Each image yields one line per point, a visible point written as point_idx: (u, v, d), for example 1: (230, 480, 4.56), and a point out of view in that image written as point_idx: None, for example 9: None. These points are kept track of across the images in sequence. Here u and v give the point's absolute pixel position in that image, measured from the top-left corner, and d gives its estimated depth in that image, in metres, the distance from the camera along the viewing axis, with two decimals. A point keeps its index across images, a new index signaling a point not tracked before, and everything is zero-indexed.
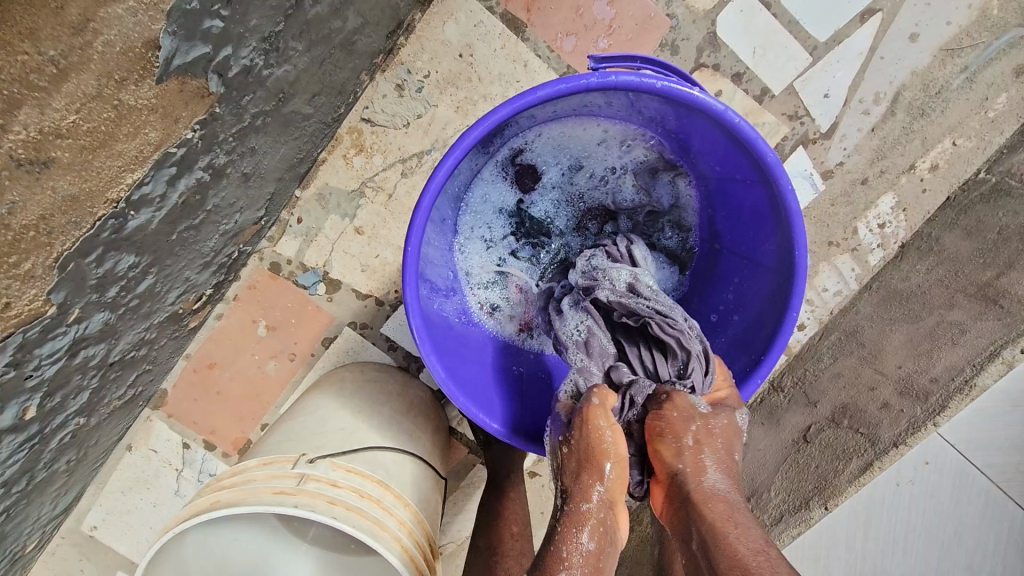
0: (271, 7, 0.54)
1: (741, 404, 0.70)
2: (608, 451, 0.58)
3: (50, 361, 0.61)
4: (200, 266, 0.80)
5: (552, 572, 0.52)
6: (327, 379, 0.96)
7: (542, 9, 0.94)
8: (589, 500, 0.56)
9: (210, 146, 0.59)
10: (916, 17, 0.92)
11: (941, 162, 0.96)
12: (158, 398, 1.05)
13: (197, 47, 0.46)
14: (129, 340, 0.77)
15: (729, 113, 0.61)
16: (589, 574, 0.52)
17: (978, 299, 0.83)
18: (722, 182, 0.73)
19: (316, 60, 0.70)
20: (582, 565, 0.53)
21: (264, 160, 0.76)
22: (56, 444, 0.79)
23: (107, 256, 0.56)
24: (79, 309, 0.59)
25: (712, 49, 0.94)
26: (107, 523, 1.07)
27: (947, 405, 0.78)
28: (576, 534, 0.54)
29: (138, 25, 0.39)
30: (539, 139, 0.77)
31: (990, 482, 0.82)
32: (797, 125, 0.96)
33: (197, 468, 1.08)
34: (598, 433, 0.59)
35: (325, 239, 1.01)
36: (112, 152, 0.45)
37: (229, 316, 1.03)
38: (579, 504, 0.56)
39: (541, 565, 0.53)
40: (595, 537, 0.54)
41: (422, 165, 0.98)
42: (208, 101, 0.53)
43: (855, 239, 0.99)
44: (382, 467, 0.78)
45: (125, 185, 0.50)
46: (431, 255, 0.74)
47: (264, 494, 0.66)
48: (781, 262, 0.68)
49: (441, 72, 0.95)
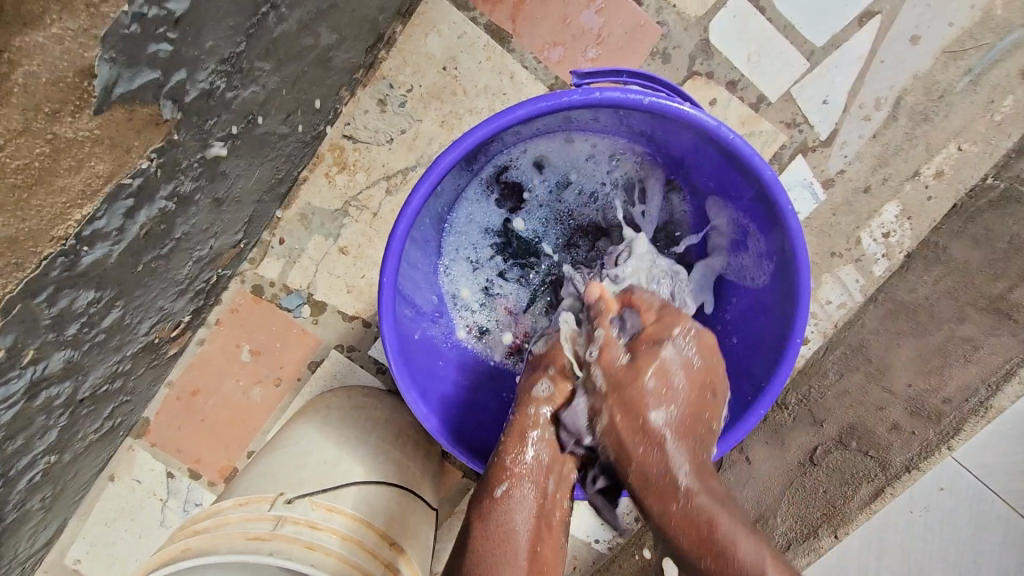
0: (230, 27, 0.50)
1: (731, 444, 0.65)
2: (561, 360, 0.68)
3: (5, 405, 0.57)
4: (174, 294, 0.77)
5: (494, 482, 0.62)
6: (313, 406, 0.93)
7: (527, 18, 0.90)
8: (532, 419, 0.65)
9: (172, 174, 0.56)
10: (917, 19, 0.89)
11: (947, 168, 0.92)
12: (140, 427, 1.02)
13: (143, 73, 0.43)
14: (100, 375, 0.74)
15: (722, 128, 0.58)
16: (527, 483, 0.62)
17: (990, 312, 0.79)
18: (717, 199, 0.70)
19: (288, 79, 0.67)
20: (522, 475, 0.63)
21: (238, 183, 0.72)
22: (25, 484, 0.75)
23: (62, 293, 0.53)
24: (35, 349, 0.55)
25: (706, 56, 0.91)
26: (90, 557, 1.04)
27: (962, 427, 0.74)
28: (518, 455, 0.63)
29: (67, 52, 0.36)
30: (524, 155, 0.73)
31: (1011, 510, 0.79)
32: (796, 133, 0.93)
33: (183, 498, 1.04)
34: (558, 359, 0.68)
35: (309, 260, 0.97)
36: (53, 188, 0.42)
37: (211, 341, 1.00)
38: (520, 422, 0.65)
39: (486, 476, 0.63)
40: (536, 454, 0.64)
41: (406, 182, 0.94)
42: (163, 128, 0.50)
43: (858, 249, 0.95)
44: (367, 503, 0.75)
45: (74, 221, 0.47)
46: (412, 280, 0.71)
47: (238, 540, 0.63)
48: (783, 284, 0.64)
49: (425, 86, 0.91)
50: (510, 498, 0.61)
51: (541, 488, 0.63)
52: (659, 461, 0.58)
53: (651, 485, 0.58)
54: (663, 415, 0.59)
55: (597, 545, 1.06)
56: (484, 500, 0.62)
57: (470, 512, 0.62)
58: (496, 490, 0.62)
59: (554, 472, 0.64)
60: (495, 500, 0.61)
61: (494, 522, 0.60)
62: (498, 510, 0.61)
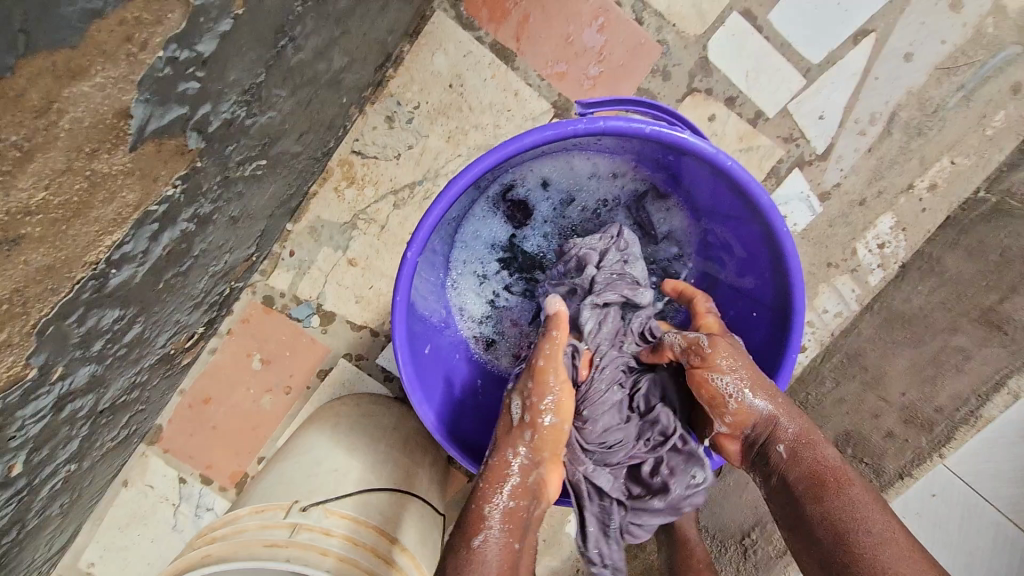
0: (251, 61, 0.53)
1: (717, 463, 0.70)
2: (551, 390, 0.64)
3: (34, 420, 0.60)
4: (190, 308, 0.80)
5: (472, 532, 0.57)
6: (323, 414, 0.95)
7: (531, 37, 0.93)
8: (510, 460, 0.62)
9: (194, 198, 0.59)
10: (911, 37, 0.91)
11: (940, 181, 0.94)
12: (153, 434, 1.04)
13: (173, 109, 0.46)
14: (119, 387, 0.76)
15: (721, 155, 0.60)
16: (506, 533, 0.58)
17: (981, 324, 0.82)
18: (714, 217, 0.72)
19: (302, 103, 0.69)
20: (500, 522, 0.58)
21: (253, 201, 0.74)
22: (46, 492, 0.78)
23: (90, 313, 0.55)
24: (63, 366, 0.58)
25: (705, 74, 0.93)
26: (105, 560, 1.06)
27: (954, 436, 0.79)
28: (495, 500, 0.59)
29: (107, 98, 0.38)
30: (528, 175, 0.76)
31: (1003, 516, 0.80)
32: (793, 147, 0.95)
33: (195, 503, 1.06)
34: (542, 400, 0.64)
35: (318, 271, 1.00)
36: (88, 219, 0.44)
37: (223, 350, 1.02)
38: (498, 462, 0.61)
39: (462, 522, 0.59)
40: (513, 498, 0.60)
41: (413, 196, 0.97)
42: (188, 157, 0.52)
43: (854, 259, 0.97)
44: (378, 509, 0.77)
45: (104, 247, 0.49)
46: (422, 296, 0.73)
47: (255, 547, 0.66)
48: (779, 300, 0.67)
49: (431, 103, 0.94)
50: (486, 548, 0.56)
51: (519, 536, 0.58)
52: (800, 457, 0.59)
53: (813, 477, 0.57)
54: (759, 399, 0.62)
55: None
56: (460, 551, 0.56)
57: (442, 564, 0.56)
58: (474, 538, 0.57)
59: (530, 521, 0.60)
60: (472, 551, 0.56)
61: (469, 575, 0.54)
62: (475, 562, 0.55)
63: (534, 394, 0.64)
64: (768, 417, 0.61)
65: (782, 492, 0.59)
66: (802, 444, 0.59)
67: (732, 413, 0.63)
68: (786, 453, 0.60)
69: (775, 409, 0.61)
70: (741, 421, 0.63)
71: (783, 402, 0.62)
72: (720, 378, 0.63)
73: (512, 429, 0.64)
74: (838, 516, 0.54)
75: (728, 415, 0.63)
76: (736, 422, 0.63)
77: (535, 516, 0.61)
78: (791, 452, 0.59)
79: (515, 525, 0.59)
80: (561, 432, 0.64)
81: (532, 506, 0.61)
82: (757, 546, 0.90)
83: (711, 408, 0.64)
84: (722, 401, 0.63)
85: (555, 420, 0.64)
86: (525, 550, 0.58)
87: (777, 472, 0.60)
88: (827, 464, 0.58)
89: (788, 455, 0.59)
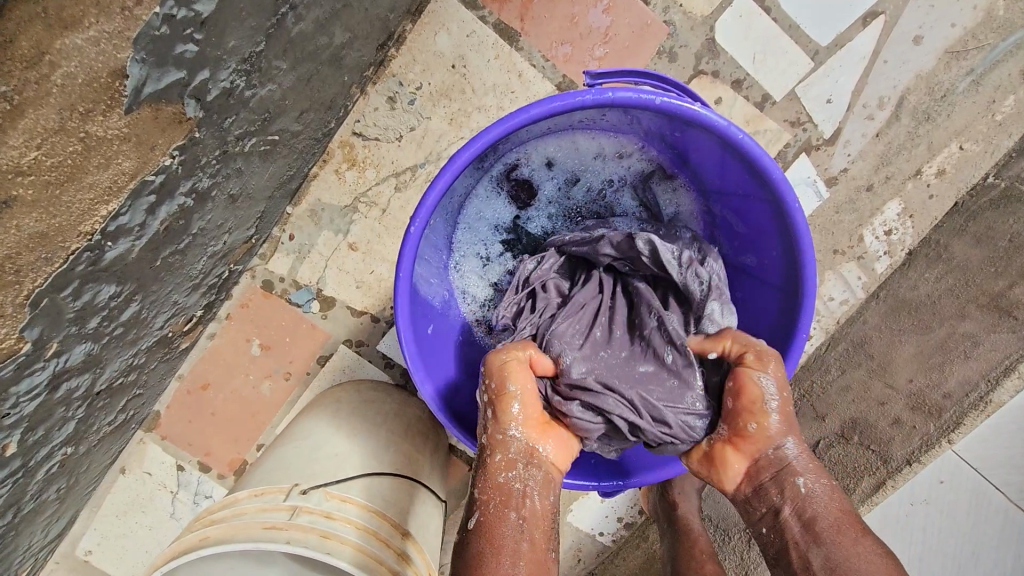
0: (250, 28, 0.51)
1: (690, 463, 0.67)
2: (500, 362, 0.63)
3: (28, 397, 0.59)
4: (188, 289, 0.78)
5: (468, 515, 0.59)
6: (323, 400, 0.94)
7: (536, 17, 0.91)
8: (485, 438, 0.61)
9: (192, 171, 0.57)
10: (921, 19, 0.90)
11: (948, 167, 0.93)
12: (150, 420, 1.03)
13: (170, 73, 0.44)
14: (116, 368, 0.75)
15: (732, 128, 0.59)
16: (496, 506, 0.58)
17: (991, 310, 0.82)
18: (722, 196, 0.71)
19: (303, 78, 0.68)
20: (491, 497, 0.59)
21: (253, 179, 0.73)
22: (42, 475, 0.77)
23: (85, 288, 0.54)
24: (58, 342, 0.57)
25: (711, 55, 0.92)
26: (102, 547, 1.05)
27: (963, 420, 0.78)
28: (482, 478, 0.60)
29: (101, 54, 0.37)
30: (533, 154, 0.74)
31: (1011, 503, 0.80)
32: (800, 132, 0.94)
33: (193, 490, 1.05)
34: (500, 378, 0.62)
35: (318, 256, 0.99)
36: (82, 185, 0.43)
37: (222, 335, 1.01)
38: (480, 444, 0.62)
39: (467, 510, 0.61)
40: (502, 469, 0.60)
41: (415, 179, 0.95)
42: (186, 126, 0.51)
43: (861, 246, 0.96)
44: (378, 495, 0.76)
45: (100, 217, 0.48)
46: (424, 275, 0.72)
47: (255, 529, 0.65)
48: (789, 281, 0.65)
49: (434, 84, 0.92)
50: (482, 525, 0.57)
51: (518, 503, 0.58)
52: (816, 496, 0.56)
53: (829, 518, 0.55)
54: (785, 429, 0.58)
55: (601, 538, 1.08)
56: (463, 534, 0.59)
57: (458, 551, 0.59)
58: (471, 522, 0.58)
59: (528, 485, 0.59)
60: (471, 531, 0.58)
61: (470, 553, 0.56)
62: (475, 541, 0.57)
63: (492, 375, 0.62)
64: (793, 448, 0.58)
65: (791, 526, 0.56)
66: (820, 484, 0.57)
67: (759, 430, 0.58)
68: (805, 488, 0.56)
69: (796, 444, 0.58)
70: (765, 441, 0.58)
71: (803, 443, 0.59)
72: (764, 380, 0.59)
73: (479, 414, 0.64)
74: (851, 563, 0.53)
75: (754, 424, 0.58)
76: (757, 436, 0.58)
77: (537, 479, 0.60)
78: (810, 489, 0.57)
79: (509, 494, 0.59)
80: (526, 396, 0.62)
81: (526, 471, 0.60)
82: None
83: (741, 413, 0.59)
84: (760, 406, 0.58)
85: (518, 395, 0.61)
86: (530, 515, 0.58)
87: (790, 505, 0.57)
88: (842, 513, 0.56)
89: (806, 491, 0.56)
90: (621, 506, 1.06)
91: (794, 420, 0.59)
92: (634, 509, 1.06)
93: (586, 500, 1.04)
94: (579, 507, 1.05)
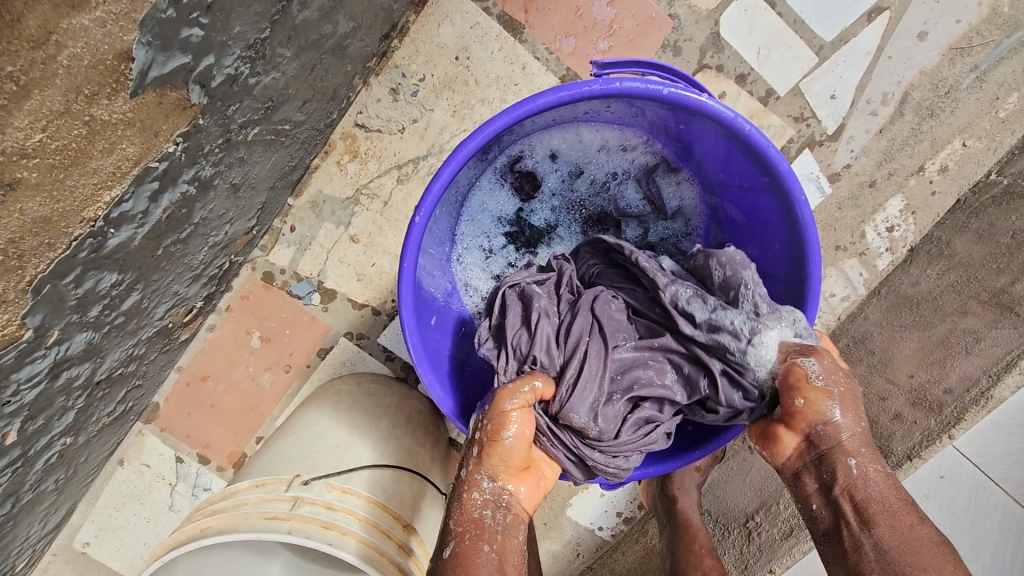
0: (255, 14, 0.51)
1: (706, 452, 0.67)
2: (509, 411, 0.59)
3: (29, 385, 0.58)
4: (189, 279, 0.78)
5: (442, 543, 0.57)
6: (323, 392, 0.94)
7: (540, 10, 0.91)
8: (471, 470, 0.60)
9: (194, 159, 0.57)
10: (925, 15, 0.89)
11: (951, 164, 0.93)
12: (150, 412, 1.03)
13: (176, 58, 0.44)
14: (116, 358, 0.75)
15: (739, 120, 0.59)
16: (471, 539, 0.56)
17: (992, 306, 0.82)
18: (727, 190, 0.71)
19: (307, 66, 0.67)
20: (467, 530, 0.57)
21: (255, 169, 0.73)
22: (41, 465, 0.76)
23: (87, 275, 0.54)
24: (59, 330, 0.56)
25: (716, 50, 0.91)
26: (100, 539, 1.05)
27: (965, 416, 0.79)
28: (461, 509, 0.58)
29: (108, 36, 0.37)
30: (537, 145, 0.74)
31: (1010, 498, 0.81)
32: (804, 127, 0.94)
33: (192, 483, 1.05)
34: (497, 418, 0.59)
35: (319, 248, 0.98)
36: (86, 169, 0.43)
37: (222, 327, 1.00)
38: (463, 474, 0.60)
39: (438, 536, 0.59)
40: (482, 508, 0.58)
41: (417, 171, 0.95)
42: (190, 112, 0.51)
43: (863, 242, 0.96)
44: (381, 486, 0.76)
45: (103, 203, 0.47)
46: (428, 266, 0.72)
47: (256, 519, 0.65)
48: (795, 275, 0.65)
49: (437, 76, 0.92)
50: (455, 558, 0.56)
51: (491, 540, 0.57)
52: (870, 478, 0.55)
53: (882, 501, 0.54)
54: (841, 412, 0.56)
55: (601, 532, 1.08)
56: (434, 561, 0.57)
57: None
58: (444, 551, 0.57)
59: (503, 528, 0.58)
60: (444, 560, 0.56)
61: None
62: (447, 570, 0.55)
63: (491, 417, 0.60)
64: (847, 428, 0.55)
65: (842, 506, 0.55)
66: (873, 468, 0.55)
67: (811, 409, 0.56)
68: (856, 470, 0.55)
69: (852, 424, 0.56)
70: (816, 423, 0.56)
71: (860, 424, 0.56)
72: (808, 362, 0.57)
73: (467, 444, 0.62)
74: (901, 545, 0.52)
75: (801, 400, 0.56)
76: (808, 416, 0.56)
77: (512, 523, 0.59)
78: (861, 471, 0.55)
79: (484, 535, 0.57)
80: (519, 438, 0.59)
81: (502, 511, 0.59)
82: (761, 528, 0.90)
83: (788, 393, 0.57)
84: (811, 387, 0.56)
85: (511, 439, 0.59)
86: (502, 550, 0.57)
87: (840, 484, 0.55)
88: (895, 497, 0.54)
89: (858, 473, 0.55)
90: (621, 501, 1.06)
91: (852, 400, 0.56)
92: (633, 503, 1.06)
93: (586, 494, 1.04)
94: (579, 502, 1.05)
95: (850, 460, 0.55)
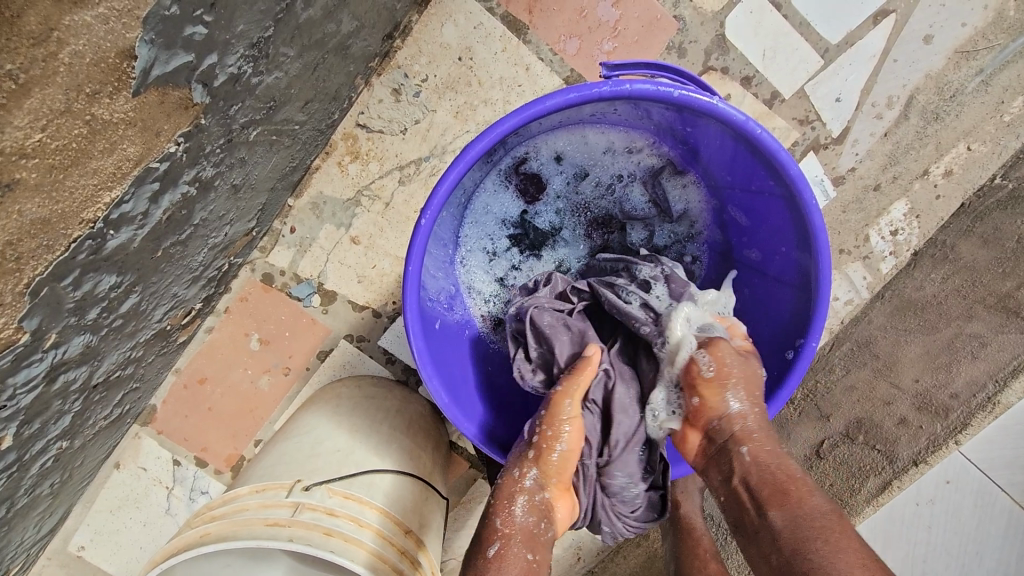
0: (259, 12, 0.50)
1: None
2: (569, 420, 0.62)
3: (26, 389, 0.57)
4: (188, 281, 0.77)
5: (487, 542, 0.56)
6: (323, 395, 0.93)
7: (544, 10, 0.90)
8: (521, 473, 0.60)
9: (195, 159, 0.56)
10: (931, 18, 0.89)
11: (956, 167, 0.93)
12: (146, 414, 1.01)
13: (178, 56, 0.43)
14: (114, 360, 0.74)
15: (750, 122, 0.58)
16: (518, 542, 0.56)
17: (998, 311, 0.82)
18: (734, 193, 0.70)
19: (310, 66, 0.66)
20: (515, 534, 0.56)
21: (256, 170, 0.72)
22: (37, 470, 0.75)
23: (86, 278, 0.52)
24: (57, 333, 0.55)
25: (721, 52, 0.91)
26: (96, 543, 1.03)
27: (970, 422, 0.78)
28: (508, 509, 0.58)
29: (111, 32, 0.36)
30: (542, 147, 0.73)
31: (1015, 503, 0.80)
32: (808, 130, 0.93)
33: (189, 486, 1.04)
34: (557, 425, 0.62)
35: (320, 249, 0.97)
36: (87, 170, 0.42)
37: (220, 329, 0.99)
38: (511, 475, 0.60)
39: (476, 538, 0.57)
40: (528, 513, 0.58)
41: (419, 172, 0.94)
42: (192, 112, 0.50)
43: (866, 247, 0.96)
44: (382, 492, 0.75)
45: (102, 204, 0.46)
46: (431, 270, 0.71)
47: (258, 526, 0.64)
48: (803, 280, 0.64)
49: (440, 76, 0.91)
50: (502, 559, 0.54)
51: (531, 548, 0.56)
52: (764, 460, 0.56)
53: (774, 481, 0.54)
54: (735, 400, 0.59)
55: (602, 536, 1.07)
56: (476, 560, 0.55)
57: None
58: (489, 550, 0.55)
59: (544, 540, 0.58)
60: (488, 560, 0.55)
61: None
62: (493, 570, 0.54)
63: (551, 421, 0.62)
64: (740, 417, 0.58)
65: (738, 490, 0.56)
66: (766, 451, 0.56)
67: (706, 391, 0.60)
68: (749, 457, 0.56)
69: (748, 412, 0.59)
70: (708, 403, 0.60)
71: (759, 412, 0.59)
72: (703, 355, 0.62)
73: (520, 448, 0.63)
74: (790, 522, 0.51)
75: (697, 399, 0.61)
76: (702, 409, 0.60)
77: (552, 536, 0.59)
78: (753, 456, 0.56)
79: (528, 543, 0.56)
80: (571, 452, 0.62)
81: (546, 522, 0.59)
82: None
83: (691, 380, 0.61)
84: (699, 380, 0.61)
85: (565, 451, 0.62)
86: (542, 561, 0.56)
87: (735, 471, 0.56)
88: (785, 476, 0.54)
89: (749, 457, 0.56)
90: None
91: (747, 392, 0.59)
92: None
93: None
94: None
95: (741, 443, 0.57)
